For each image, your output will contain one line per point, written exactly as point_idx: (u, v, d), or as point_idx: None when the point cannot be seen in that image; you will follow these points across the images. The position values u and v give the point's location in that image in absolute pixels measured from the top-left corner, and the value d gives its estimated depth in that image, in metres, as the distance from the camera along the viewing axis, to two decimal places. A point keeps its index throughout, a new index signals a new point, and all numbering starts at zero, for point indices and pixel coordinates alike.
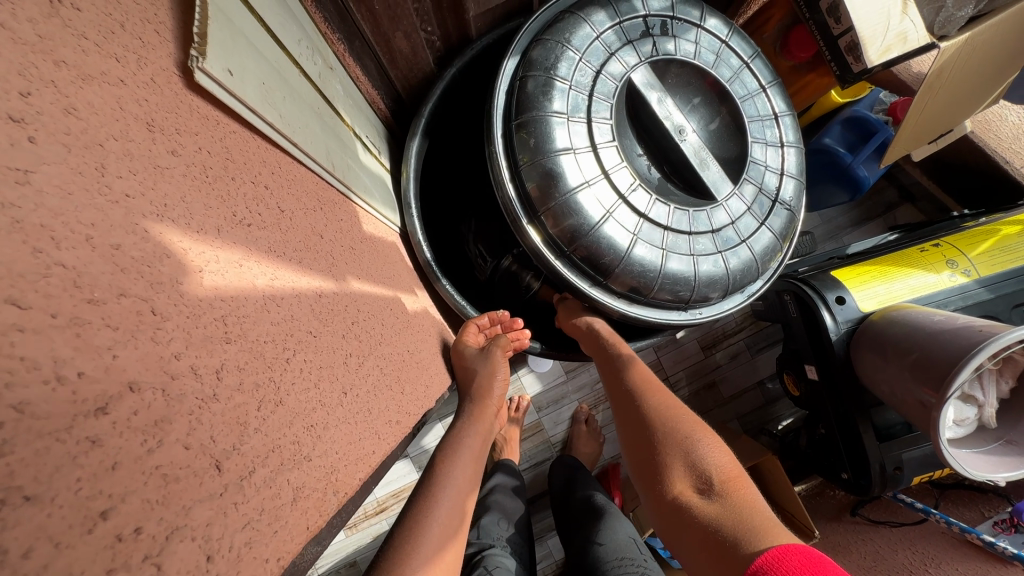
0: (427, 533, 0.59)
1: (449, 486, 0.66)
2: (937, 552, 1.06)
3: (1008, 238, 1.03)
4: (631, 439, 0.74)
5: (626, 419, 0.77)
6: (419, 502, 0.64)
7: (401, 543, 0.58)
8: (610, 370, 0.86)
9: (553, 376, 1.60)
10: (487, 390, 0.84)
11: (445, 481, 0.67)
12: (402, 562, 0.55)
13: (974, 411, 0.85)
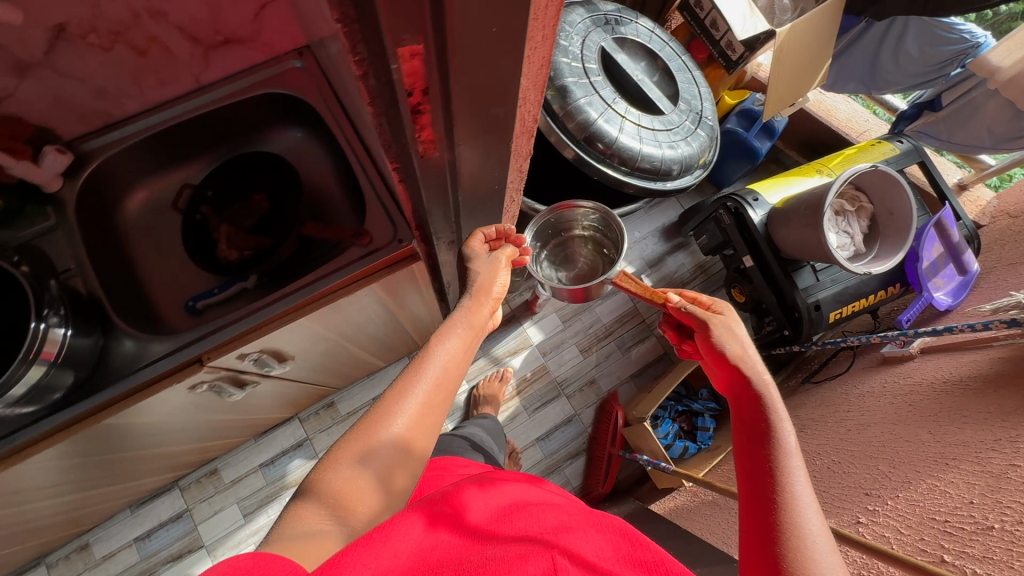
0: (393, 432, 0.65)
1: (426, 382, 0.70)
2: (862, 376, 1.43)
3: (850, 156, 1.56)
4: (753, 543, 0.59)
5: (750, 510, 0.61)
6: (397, 390, 0.69)
7: (383, 408, 0.66)
8: (755, 439, 0.67)
9: (552, 325, 1.91)
10: (485, 288, 0.83)
11: (424, 382, 0.70)
12: (374, 433, 0.64)
13: (849, 239, 1.30)
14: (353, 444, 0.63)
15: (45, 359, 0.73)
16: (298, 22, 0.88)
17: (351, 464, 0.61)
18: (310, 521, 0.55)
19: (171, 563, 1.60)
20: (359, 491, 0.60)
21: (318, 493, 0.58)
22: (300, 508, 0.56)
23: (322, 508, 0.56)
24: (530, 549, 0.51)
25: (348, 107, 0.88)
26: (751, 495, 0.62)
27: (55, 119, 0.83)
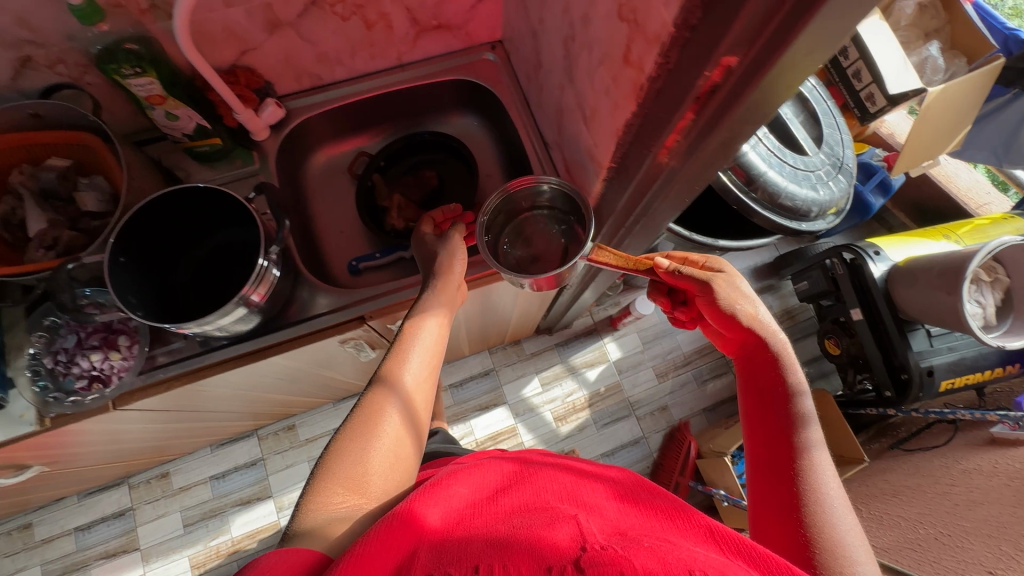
0: (391, 413, 0.66)
1: (413, 363, 0.72)
2: (964, 452, 1.38)
3: (980, 226, 1.53)
4: (766, 478, 0.61)
5: (771, 455, 0.62)
6: (384, 376, 0.70)
7: (379, 391, 0.68)
8: (779, 397, 0.65)
9: (632, 345, 1.91)
10: (447, 267, 0.79)
11: (415, 359, 0.72)
12: (371, 416, 0.65)
13: (982, 310, 1.26)
14: (355, 431, 0.64)
15: (253, 299, 0.75)
16: (506, 19, 0.93)
17: (357, 448, 0.62)
18: (330, 506, 0.56)
19: (240, 507, 1.65)
20: (367, 474, 0.60)
21: (328, 481, 0.58)
22: (320, 498, 0.57)
23: (339, 491, 0.58)
24: (546, 511, 0.53)
25: (538, 104, 0.92)
26: (774, 481, 0.59)
27: (278, 75, 0.89)
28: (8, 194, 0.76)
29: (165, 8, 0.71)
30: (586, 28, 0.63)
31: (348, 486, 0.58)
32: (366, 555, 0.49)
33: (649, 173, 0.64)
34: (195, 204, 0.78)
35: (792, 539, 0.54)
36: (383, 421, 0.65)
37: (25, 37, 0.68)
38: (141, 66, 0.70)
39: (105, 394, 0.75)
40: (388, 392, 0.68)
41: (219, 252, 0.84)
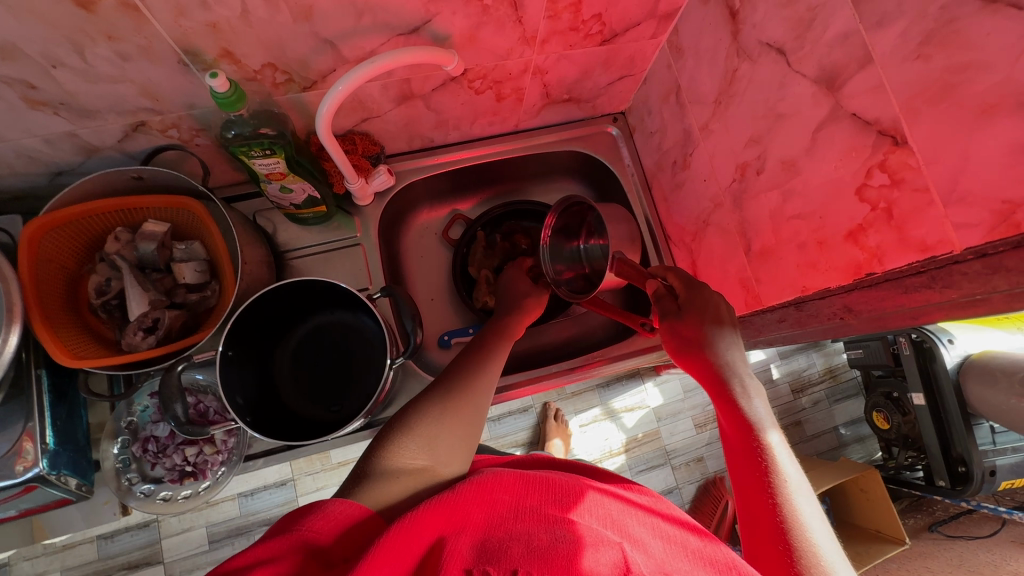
0: (470, 394, 0.59)
1: (494, 354, 0.66)
2: (1013, 552, 1.37)
3: None
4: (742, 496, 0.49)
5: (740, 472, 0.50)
6: (471, 357, 0.65)
7: (461, 365, 0.63)
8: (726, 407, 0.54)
9: (673, 392, 1.88)
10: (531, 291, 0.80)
11: (496, 351, 0.67)
12: (454, 383, 0.60)
13: None
14: (430, 401, 0.57)
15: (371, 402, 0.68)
16: (641, 98, 0.86)
17: (431, 412, 0.55)
18: (400, 459, 0.51)
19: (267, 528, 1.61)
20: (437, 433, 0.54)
21: (396, 436, 0.52)
22: (391, 447, 0.51)
23: (414, 447, 0.52)
24: (583, 532, 0.44)
25: (666, 195, 0.85)
26: (759, 507, 0.46)
27: (391, 138, 0.82)
28: (103, 262, 0.70)
29: (301, 82, 0.63)
30: (787, 173, 0.57)
31: (419, 451, 0.52)
32: (413, 524, 0.42)
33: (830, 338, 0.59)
34: (308, 290, 0.72)
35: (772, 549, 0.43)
36: (475, 404, 0.58)
37: (144, 105, 0.60)
38: (272, 148, 0.62)
39: (197, 491, 0.73)
40: (473, 372, 0.62)
41: (323, 332, 0.77)
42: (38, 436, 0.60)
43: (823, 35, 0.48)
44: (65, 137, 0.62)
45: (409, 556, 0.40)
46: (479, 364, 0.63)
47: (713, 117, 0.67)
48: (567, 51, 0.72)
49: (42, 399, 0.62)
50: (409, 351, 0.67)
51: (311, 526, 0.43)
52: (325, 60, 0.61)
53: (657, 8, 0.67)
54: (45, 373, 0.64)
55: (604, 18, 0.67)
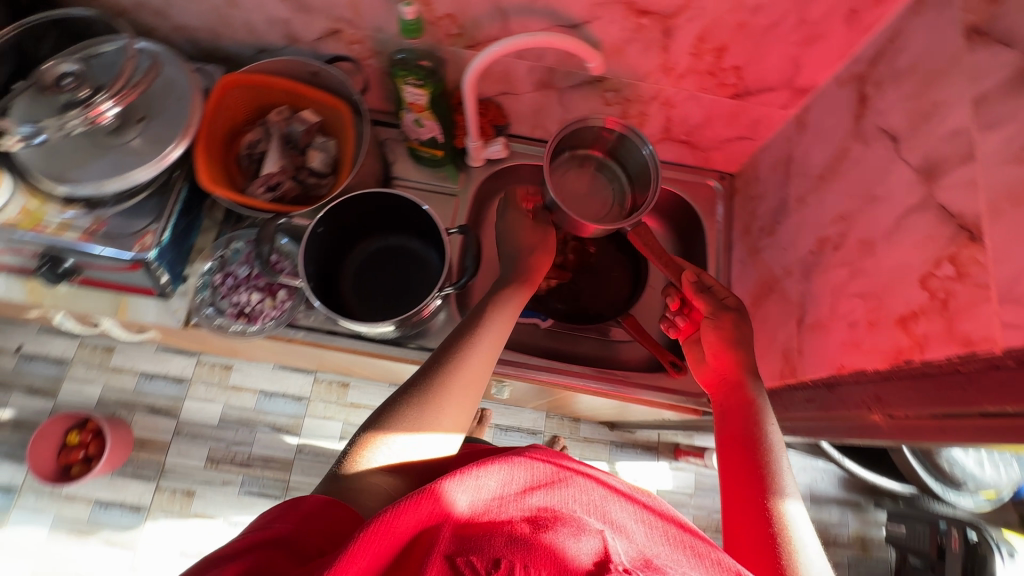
0: (449, 390, 0.57)
1: (491, 332, 0.63)
2: None
3: None
4: (739, 498, 0.52)
5: (739, 475, 0.54)
6: (464, 334, 0.62)
7: (452, 341, 0.62)
8: (732, 417, 0.59)
9: (684, 483, 1.78)
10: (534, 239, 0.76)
11: (496, 325, 0.64)
12: (433, 369, 0.59)
13: None
14: (409, 399, 0.56)
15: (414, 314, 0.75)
16: (753, 164, 0.89)
17: (405, 415, 0.55)
18: (363, 470, 0.52)
19: (270, 430, 1.73)
20: (406, 439, 0.54)
21: (371, 440, 0.54)
22: (359, 458, 0.53)
23: (378, 459, 0.53)
24: (567, 520, 0.45)
25: (743, 257, 0.87)
26: (747, 514, 0.50)
27: (518, 120, 0.92)
28: (261, 127, 0.84)
29: (469, 40, 0.75)
30: (861, 253, 0.58)
31: (390, 457, 0.53)
32: (393, 518, 0.41)
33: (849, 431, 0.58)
34: (388, 204, 0.81)
35: (759, 550, 0.47)
36: (456, 387, 0.58)
37: (347, 16, 0.75)
38: (423, 81, 0.75)
39: (245, 329, 0.82)
40: (463, 359, 0.60)
41: (395, 250, 0.86)
42: (160, 231, 0.75)
43: (937, 129, 0.50)
44: (281, 22, 0.78)
45: (393, 547, 0.40)
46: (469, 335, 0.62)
47: (812, 190, 0.70)
48: (698, 93, 0.78)
49: (173, 206, 0.78)
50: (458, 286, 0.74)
51: (281, 523, 0.45)
52: (494, 28, 0.72)
53: (795, 80, 0.72)
54: (185, 188, 0.80)
55: (743, 73, 0.72)
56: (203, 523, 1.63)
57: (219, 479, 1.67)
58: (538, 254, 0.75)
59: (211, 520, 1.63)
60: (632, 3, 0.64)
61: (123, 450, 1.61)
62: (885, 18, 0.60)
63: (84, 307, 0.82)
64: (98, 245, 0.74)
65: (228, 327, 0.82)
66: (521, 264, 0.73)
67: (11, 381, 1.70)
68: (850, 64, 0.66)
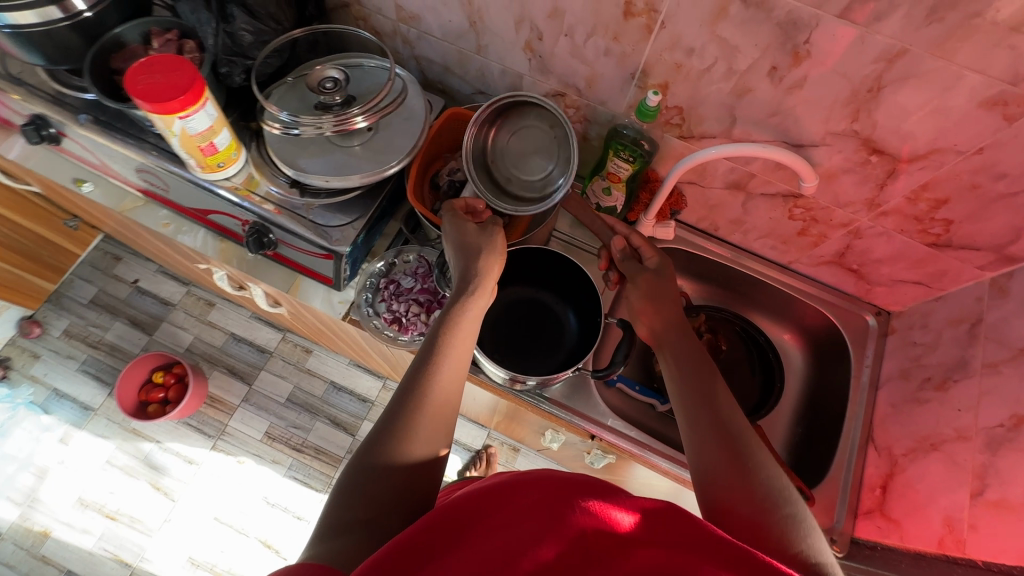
0: (416, 414, 0.53)
1: (457, 335, 0.61)
2: None
3: None
4: (719, 483, 0.48)
5: (704, 447, 0.51)
6: (426, 352, 0.59)
7: (409, 376, 0.57)
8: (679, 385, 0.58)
9: None
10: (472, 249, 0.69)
11: (457, 344, 0.61)
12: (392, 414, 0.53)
13: None
14: (373, 447, 0.51)
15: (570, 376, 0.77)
16: (921, 310, 0.87)
17: (377, 455, 0.51)
18: (348, 519, 0.47)
19: (329, 422, 1.76)
20: (386, 476, 0.49)
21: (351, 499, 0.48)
22: (340, 512, 0.48)
23: (360, 503, 0.48)
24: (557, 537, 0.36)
25: (894, 402, 0.84)
26: (740, 514, 0.46)
27: (691, 208, 0.95)
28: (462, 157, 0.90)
29: (685, 131, 0.79)
30: None
31: (378, 497, 0.48)
32: None
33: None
34: (549, 262, 0.87)
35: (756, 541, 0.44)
36: (427, 412, 0.54)
37: (578, 85, 0.81)
38: (635, 158, 0.79)
39: (396, 337, 0.84)
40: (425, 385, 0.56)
41: (538, 305, 0.90)
42: (357, 231, 0.82)
43: None
44: (514, 75, 0.85)
45: None
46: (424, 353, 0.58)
47: (1009, 361, 0.67)
48: (894, 232, 0.78)
49: (374, 210, 0.84)
50: (604, 372, 0.72)
51: None
52: (716, 127, 0.76)
53: (1007, 247, 0.71)
54: (385, 197, 0.86)
55: (952, 226, 0.73)
56: (243, 495, 1.65)
57: (269, 457, 1.70)
58: (485, 256, 0.69)
59: (251, 494, 1.65)
60: (871, 140, 0.67)
61: (195, 401, 1.66)
62: None
63: (261, 277, 0.89)
64: (303, 228, 0.80)
65: (383, 331, 0.84)
66: (473, 256, 0.68)
67: (119, 309, 1.82)
68: None
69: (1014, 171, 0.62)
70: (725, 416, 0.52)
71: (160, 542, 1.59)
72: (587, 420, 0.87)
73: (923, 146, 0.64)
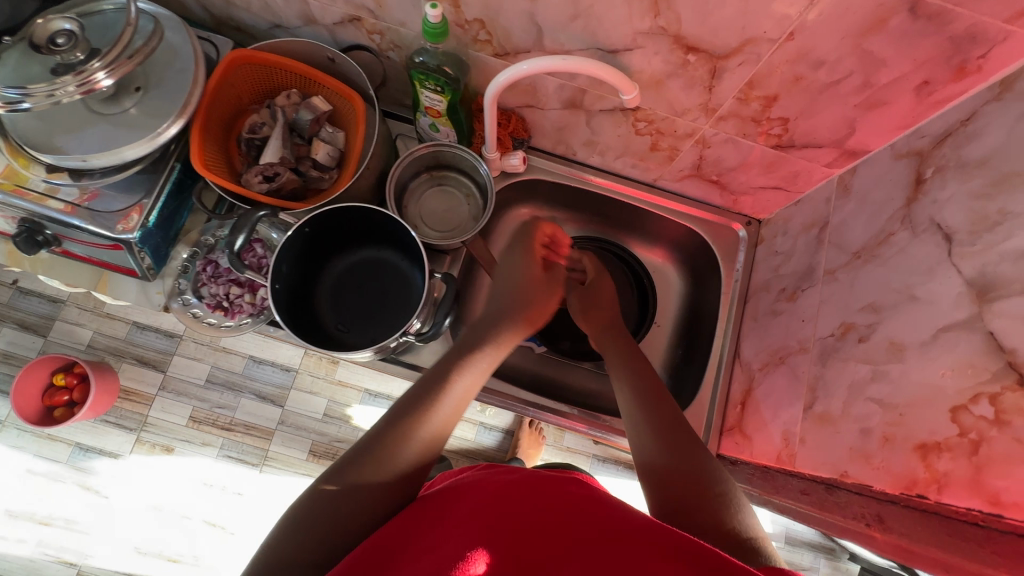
0: (403, 466, 0.47)
1: (461, 382, 0.54)
2: None
3: None
4: (669, 475, 0.50)
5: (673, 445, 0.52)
6: (422, 394, 0.51)
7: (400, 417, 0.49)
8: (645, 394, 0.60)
9: None
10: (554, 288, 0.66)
11: (461, 388, 0.53)
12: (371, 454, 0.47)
13: None
14: (373, 453, 0.46)
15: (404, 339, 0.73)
16: (784, 216, 0.83)
17: (352, 502, 0.44)
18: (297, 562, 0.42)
19: (256, 397, 1.57)
20: (350, 523, 0.44)
21: (331, 504, 0.44)
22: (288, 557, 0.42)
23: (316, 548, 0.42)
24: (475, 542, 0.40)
25: (756, 315, 0.81)
26: (692, 507, 0.48)
27: (542, 134, 0.85)
28: (267, 109, 0.79)
29: (496, 49, 0.68)
30: (888, 356, 0.53)
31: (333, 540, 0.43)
32: None
33: (842, 538, 0.54)
34: (377, 223, 0.76)
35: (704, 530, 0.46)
36: (414, 463, 0.48)
37: (367, 5, 0.68)
38: (443, 88, 0.69)
39: (219, 323, 0.77)
40: (425, 423, 0.49)
41: (380, 265, 0.82)
42: (145, 213, 0.71)
43: (1000, 243, 0.44)
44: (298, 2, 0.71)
45: None
46: (423, 395, 0.51)
47: (844, 267, 0.64)
48: (738, 137, 0.71)
49: (164, 185, 0.73)
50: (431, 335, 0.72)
51: None
52: (527, 40, 0.65)
53: (846, 141, 0.65)
54: (178, 169, 0.75)
55: (790, 125, 0.66)
56: (183, 480, 1.52)
57: (198, 440, 1.53)
58: (528, 314, 0.63)
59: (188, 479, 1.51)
60: (681, 37, 0.57)
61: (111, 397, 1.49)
62: (960, 94, 0.53)
63: (63, 280, 0.78)
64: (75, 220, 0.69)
65: (202, 319, 0.76)
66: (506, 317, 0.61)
67: (3, 312, 1.59)
68: (911, 136, 0.59)
69: (831, 57, 0.54)
70: (674, 409, 0.56)
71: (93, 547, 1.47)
72: None
73: (733, 37, 0.55)
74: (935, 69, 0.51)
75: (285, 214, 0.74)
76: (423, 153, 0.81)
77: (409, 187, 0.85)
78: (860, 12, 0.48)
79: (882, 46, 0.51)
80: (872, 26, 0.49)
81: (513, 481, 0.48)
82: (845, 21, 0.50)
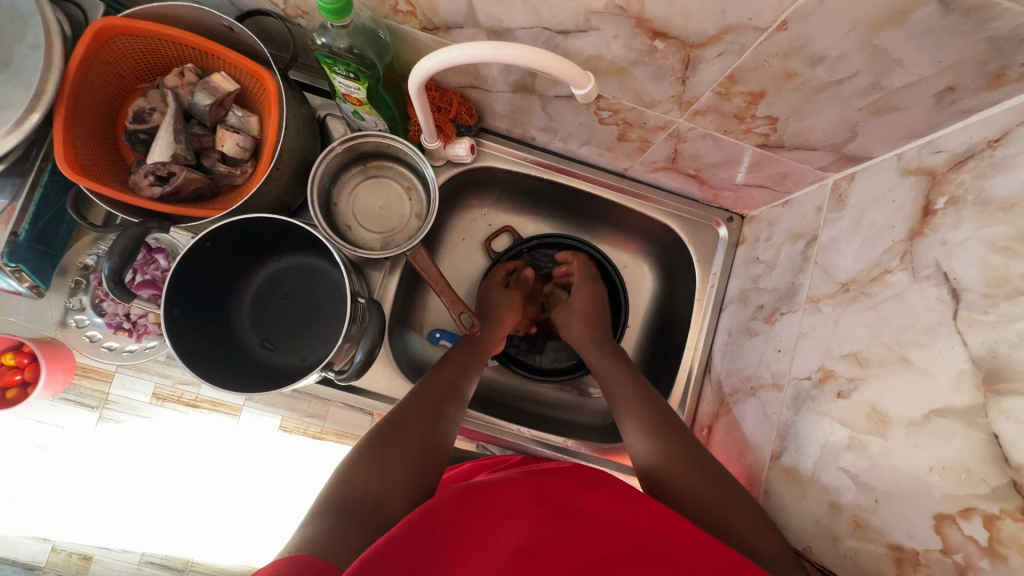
0: (424, 419, 0.55)
1: (463, 370, 0.65)
2: None
3: None
4: (658, 460, 0.56)
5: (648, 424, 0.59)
6: (434, 377, 0.61)
7: (417, 390, 0.59)
8: (609, 364, 0.70)
9: None
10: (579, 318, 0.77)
11: (460, 372, 0.64)
12: (400, 415, 0.54)
13: None
14: (409, 409, 0.56)
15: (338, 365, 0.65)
16: (769, 217, 0.72)
17: (389, 445, 0.51)
18: (351, 491, 0.46)
19: None
20: (388, 460, 0.49)
21: (386, 444, 0.51)
22: (346, 486, 0.46)
23: (368, 474, 0.47)
24: (521, 520, 0.42)
25: (731, 329, 0.73)
26: (686, 482, 0.53)
27: (494, 115, 0.72)
28: (156, 90, 0.65)
29: (423, 22, 0.54)
30: (869, 424, 0.45)
31: (375, 468, 0.48)
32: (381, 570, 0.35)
33: None
34: (299, 238, 0.69)
35: (694, 495, 0.52)
36: (432, 416, 0.56)
37: None
38: (357, 75, 0.56)
39: (119, 349, 0.72)
40: (442, 397, 0.59)
41: (308, 275, 0.73)
42: (10, 227, 0.59)
43: (1021, 319, 0.35)
44: None
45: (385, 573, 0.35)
46: (439, 378, 0.61)
47: (830, 299, 0.54)
48: (718, 134, 0.59)
49: (34, 189, 0.60)
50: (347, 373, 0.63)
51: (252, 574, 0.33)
52: (458, 15, 0.51)
53: (844, 146, 0.54)
54: (48, 170, 0.61)
55: (780, 124, 0.54)
56: (140, 453, 1.01)
57: (142, 411, 1.01)
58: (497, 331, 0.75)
59: (137, 468, 1.01)
60: (645, 19, 0.45)
61: (60, 369, 0.84)
62: (991, 105, 0.42)
63: None
64: None
65: (99, 344, 0.71)
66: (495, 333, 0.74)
67: None
68: (923, 148, 0.48)
69: (834, 53, 0.42)
70: (660, 405, 0.61)
71: (39, 503, 0.99)
72: (383, 402, 0.73)
73: (710, 23, 0.43)
74: (963, 74, 0.40)
75: (174, 227, 0.65)
76: (343, 148, 0.68)
77: (340, 184, 0.73)
78: (874, 0, 0.36)
79: (899, 44, 0.39)
80: (888, 18, 0.37)
81: (566, 480, 0.48)
82: (854, 11, 0.37)
